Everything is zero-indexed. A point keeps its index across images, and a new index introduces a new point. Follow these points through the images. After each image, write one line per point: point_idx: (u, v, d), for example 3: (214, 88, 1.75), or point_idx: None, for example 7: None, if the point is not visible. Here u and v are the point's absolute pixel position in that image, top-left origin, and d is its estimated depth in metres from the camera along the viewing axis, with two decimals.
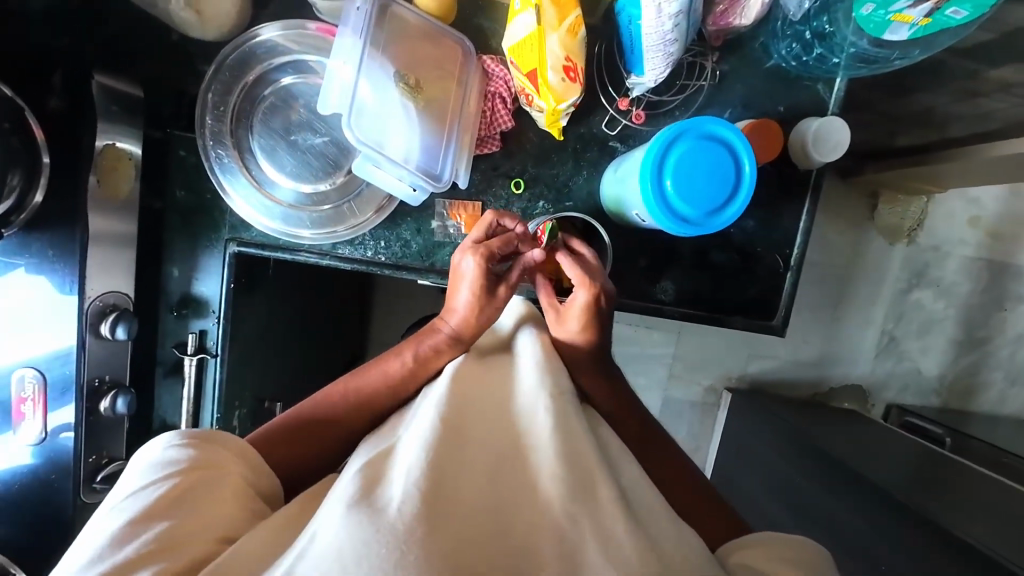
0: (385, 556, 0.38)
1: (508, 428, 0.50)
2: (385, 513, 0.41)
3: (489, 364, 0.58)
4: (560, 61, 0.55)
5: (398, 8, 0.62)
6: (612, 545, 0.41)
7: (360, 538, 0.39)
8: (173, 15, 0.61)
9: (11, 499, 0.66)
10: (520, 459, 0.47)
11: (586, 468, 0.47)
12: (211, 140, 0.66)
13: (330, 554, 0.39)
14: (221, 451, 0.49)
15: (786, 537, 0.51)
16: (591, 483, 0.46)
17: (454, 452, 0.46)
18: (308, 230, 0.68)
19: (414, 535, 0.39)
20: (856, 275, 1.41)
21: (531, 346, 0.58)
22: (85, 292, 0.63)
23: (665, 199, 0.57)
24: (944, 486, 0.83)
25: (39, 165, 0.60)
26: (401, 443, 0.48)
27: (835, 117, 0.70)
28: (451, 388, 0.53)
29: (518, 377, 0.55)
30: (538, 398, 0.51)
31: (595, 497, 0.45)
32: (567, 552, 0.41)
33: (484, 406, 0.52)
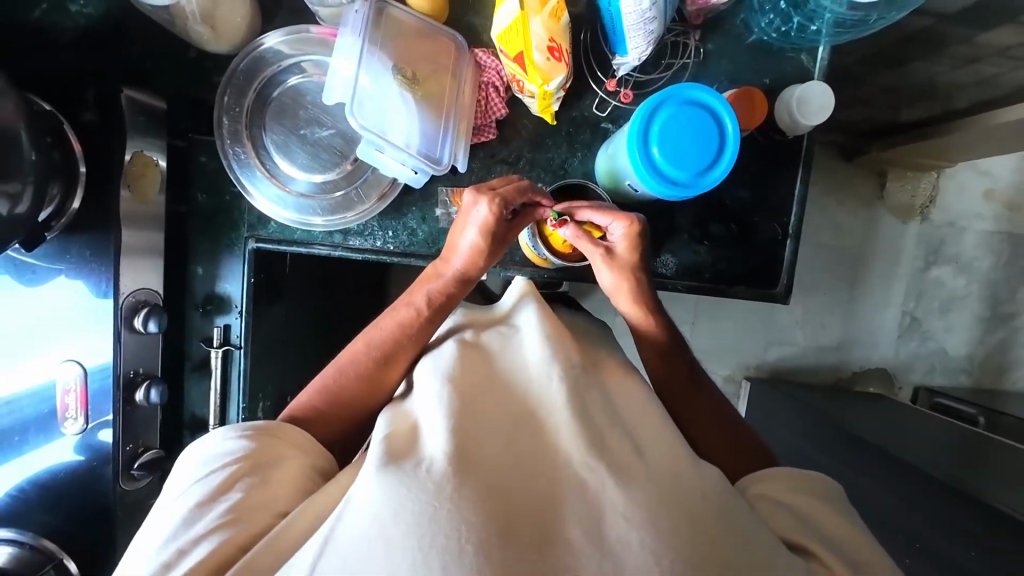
0: (418, 510, 0.41)
1: (520, 389, 0.52)
2: (413, 474, 0.43)
3: (496, 336, 0.60)
4: (545, 42, 0.59)
5: (392, 10, 0.67)
6: (630, 484, 0.44)
7: (393, 498, 0.42)
8: (190, 32, 0.67)
9: (56, 490, 0.70)
10: (536, 421, 0.49)
11: (601, 427, 0.49)
12: (228, 139, 0.71)
13: (367, 511, 0.42)
14: (274, 442, 0.53)
15: (803, 470, 0.55)
16: (607, 439, 0.48)
17: (473, 419, 0.48)
18: (320, 217, 0.72)
19: (446, 492, 0.42)
20: (870, 255, 1.40)
21: (533, 316, 0.60)
22: (119, 291, 0.68)
23: (654, 166, 0.60)
24: (983, 468, 0.82)
25: (77, 174, 0.66)
26: (421, 415, 0.51)
27: (816, 83, 0.71)
28: (461, 357, 0.55)
29: (523, 346, 0.57)
30: (548, 368, 0.53)
31: (611, 449, 0.47)
32: (589, 499, 0.44)
33: (496, 376, 0.54)
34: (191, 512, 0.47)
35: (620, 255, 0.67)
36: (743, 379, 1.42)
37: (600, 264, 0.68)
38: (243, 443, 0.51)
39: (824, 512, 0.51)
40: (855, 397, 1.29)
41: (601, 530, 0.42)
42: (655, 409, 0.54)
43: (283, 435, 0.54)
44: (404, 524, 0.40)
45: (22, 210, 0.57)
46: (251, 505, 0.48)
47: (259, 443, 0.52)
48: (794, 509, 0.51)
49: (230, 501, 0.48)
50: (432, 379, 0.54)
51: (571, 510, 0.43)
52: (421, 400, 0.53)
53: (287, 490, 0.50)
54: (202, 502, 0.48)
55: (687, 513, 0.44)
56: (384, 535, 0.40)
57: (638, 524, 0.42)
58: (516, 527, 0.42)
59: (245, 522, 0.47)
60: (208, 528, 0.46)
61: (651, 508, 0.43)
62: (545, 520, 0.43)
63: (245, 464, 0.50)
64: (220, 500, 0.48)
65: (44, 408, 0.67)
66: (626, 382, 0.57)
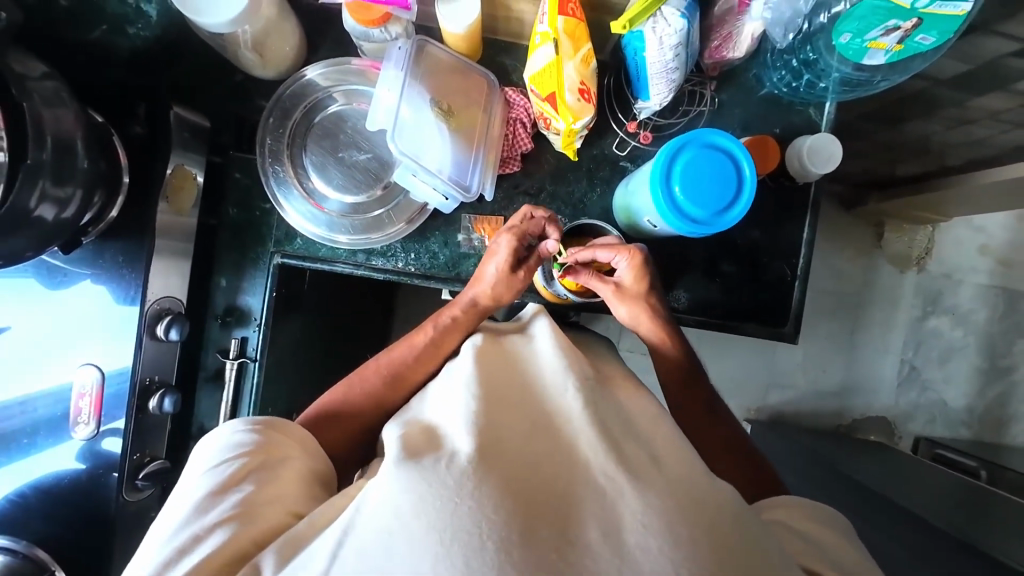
0: (439, 506, 0.41)
1: (537, 399, 0.53)
2: (435, 470, 0.43)
3: (512, 343, 0.61)
4: (576, 84, 0.63)
5: (432, 48, 0.72)
6: (648, 493, 0.44)
7: (413, 493, 0.42)
8: (241, 58, 0.71)
9: (57, 496, 0.68)
10: (553, 428, 0.50)
11: (617, 437, 0.49)
12: (269, 158, 0.75)
13: (386, 506, 0.42)
14: (283, 439, 0.53)
15: (812, 501, 0.55)
16: (624, 448, 0.48)
17: (492, 421, 0.49)
18: (347, 235, 0.75)
19: (465, 489, 0.42)
20: (869, 302, 1.43)
21: (546, 329, 0.61)
22: (146, 297, 0.69)
23: (676, 205, 0.63)
24: (989, 522, 0.82)
25: (120, 183, 0.68)
26: (437, 420, 0.51)
27: (825, 134, 0.76)
28: (480, 363, 0.56)
29: (537, 357, 0.58)
30: (565, 378, 0.54)
31: (628, 458, 0.47)
32: (607, 504, 0.43)
33: (513, 384, 0.54)
34: (200, 502, 0.47)
35: (629, 287, 0.68)
36: (744, 421, 1.42)
37: (612, 297, 0.69)
38: (253, 437, 0.52)
39: (840, 545, 0.51)
40: (858, 445, 1.29)
41: (621, 535, 0.41)
42: (667, 422, 0.55)
43: (292, 432, 0.55)
44: (426, 518, 0.40)
45: (67, 214, 0.60)
46: (262, 498, 0.48)
47: (268, 439, 0.52)
48: (811, 537, 0.51)
49: (242, 493, 0.47)
50: (451, 387, 0.55)
51: (589, 513, 0.42)
52: (439, 407, 0.54)
53: (294, 486, 0.50)
54: (212, 493, 0.47)
55: (707, 522, 0.43)
56: (404, 529, 0.40)
57: (657, 531, 0.41)
58: (535, 525, 0.41)
59: (254, 516, 0.46)
60: (219, 517, 0.46)
61: (671, 515, 0.42)
62: (562, 519, 0.42)
63: (253, 458, 0.50)
64: (229, 492, 0.47)
65: (58, 410, 0.67)
66: (636, 395, 0.59)
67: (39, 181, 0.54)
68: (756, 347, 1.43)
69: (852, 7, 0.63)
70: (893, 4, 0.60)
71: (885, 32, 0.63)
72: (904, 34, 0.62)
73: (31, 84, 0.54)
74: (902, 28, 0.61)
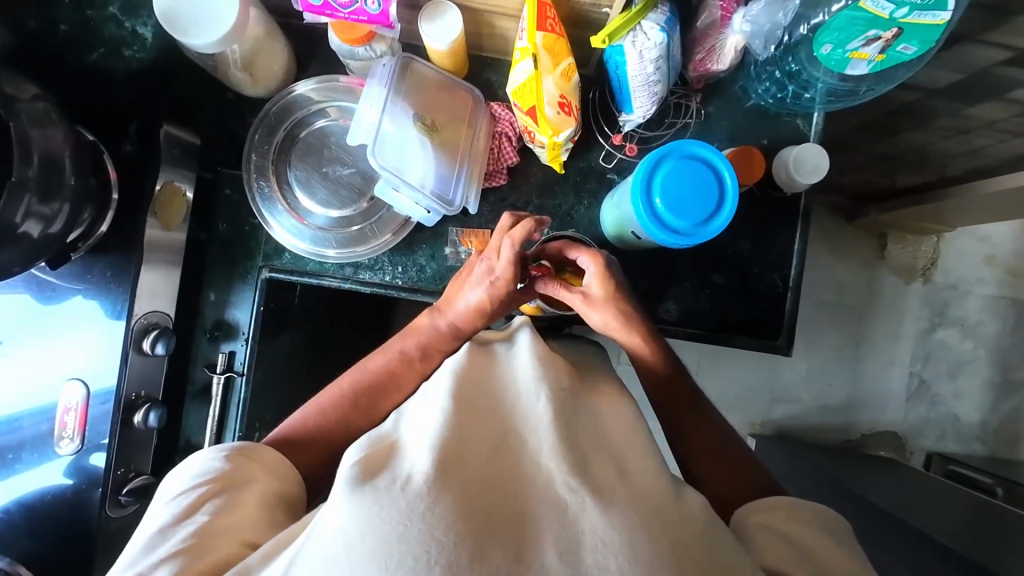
0: (388, 530, 0.40)
1: (507, 412, 0.52)
2: (388, 491, 0.43)
3: (489, 356, 0.60)
4: (556, 97, 0.64)
5: (416, 65, 0.72)
6: (612, 509, 0.43)
7: (363, 516, 0.41)
8: (230, 77, 0.73)
9: (40, 513, 0.68)
10: (520, 440, 0.49)
11: (584, 451, 0.48)
12: (255, 174, 0.76)
13: (336, 529, 0.41)
14: (250, 466, 0.54)
15: (798, 502, 0.55)
16: (591, 463, 0.47)
17: (459, 435, 0.48)
18: (334, 249, 0.76)
19: (417, 511, 0.41)
20: (873, 314, 1.40)
21: (528, 346, 0.60)
22: (132, 312, 0.70)
23: (656, 216, 0.63)
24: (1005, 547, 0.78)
25: (109, 200, 0.69)
26: (402, 437, 0.50)
27: (812, 144, 0.75)
28: (453, 378, 0.55)
29: (513, 370, 0.57)
30: (537, 390, 0.53)
31: (595, 472, 0.46)
32: (567, 521, 0.42)
33: (485, 395, 0.54)
34: (159, 530, 0.48)
35: (597, 294, 0.67)
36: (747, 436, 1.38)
37: (584, 308, 0.68)
38: (219, 462, 0.52)
39: (827, 548, 0.50)
40: (865, 461, 1.25)
41: (579, 553, 0.40)
42: (641, 435, 0.54)
43: (260, 458, 0.55)
44: (373, 544, 0.39)
45: (55, 230, 0.61)
46: (216, 532, 0.47)
47: (233, 466, 0.52)
48: (798, 544, 0.50)
49: (196, 523, 0.48)
50: (422, 401, 0.54)
51: (546, 528, 0.42)
52: (409, 418, 0.53)
53: (252, 516, 0.50)
54: (168, 524, 0.48)
55: (668, 536, 0.42)
56: (350, 554, 0.39)
57: (618, 548, 0.40)
58: (487, 546, 0.40)
59: (204, 547, 0.46)
60: (171, 550, 0.46)
61: (633, 531, 0.42)
62: (518, 538, 0.41)
63: (214, 486, 0.50)
64: (187, 521, 0.48)
65: (43, 425, 0.68)
66: (613, 405, 0.57)
67: (25, 197, 0.55)
68: (757, 360, 1.40)
69: (832, 17, 0.63)
70: (872, 15, 0.60)
71: (866, 42, 0.63)
72: (884, 44, 0.62)
73: (21, 105, 0.55)
74: (883, 37, 0.61)
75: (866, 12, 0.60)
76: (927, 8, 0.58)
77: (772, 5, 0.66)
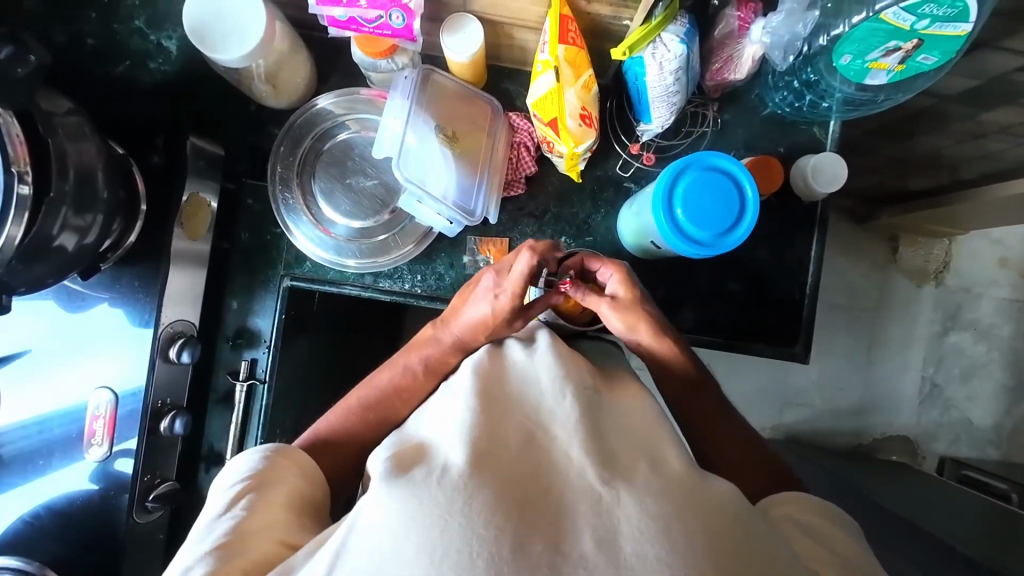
0: (430, 523, 0.41)
1: (533, 411, 0.52)
2: (426, 485, 0.43)
3: (510, 357, 0.60)
4: (577, 110, 0.65)
5: (437, 77, 0.73)
6: (646, 499, 0.43)
7: (405, 511, 0.42)
8: (254, 89, 0.74)
9: (69, 519, 0.69)
10: (548, 435, 0.49)
11: (611, 446, 0.49)
12: (279, 185, 0.77)
13: (379, 524, 0.42)
14: (287, 464, 0.55)
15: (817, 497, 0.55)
16: (618, 457, 0.48)
17: (488, 432, 0.48)
18: (354, 259, 0.77)
19: (456, 505, 0.42)
20: (885, 317, 1.40)
21: (548, 347, 0.60)
22: (159, 321, 0.71)
23: (677, 226, 0.63)
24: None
25: (137, 210, 0.70)
26: (431, 436, 0.51)
27: (829, 153, 0.76)
28: (475, 378, 0.56)
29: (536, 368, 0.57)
30: (562, 389, 0.53)
31: (624, 466, 0.47)
32: (603, 512, 0.43)
33: (511, 394, 0.54)
34: (205, 524, 0.49)
35: (623, 298, 0.66)
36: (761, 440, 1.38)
37: (608, 311, 0.66)
38: (258, 461, 0.54)
39: (844, 540, 0.50)
40: (879, 466, 1.24)
41: (616, 542, 0.41)
42: (666, 430, 0.54)
43: (297, 458, 0.57)
44: (417, 538, 0.40)
45: (88, 241, 0.62)
46: (251, 527, 0.48)
47: (270, 464, 0.54)
48: (814, 531, 0.51)
49: (235, 520, 0.48)
50: (448, 401, 0.55)
51: (582, 521, 0.42)
52: (436, 420, 0.54)
53: (284, 514, 0.50)
54: (211, 519, 0.49)
55: (702, 524, 0.43)
56: (395, 549, 0.40)
57: (654, 537, 0.41)
58: (527, 538, 0.40)
59: (245, 546, 0.46)
60: (210, 546, 0.46)
61: (667, 520, 0.42)
62: (556, 529, 0.42)
63: (256, 481, 0.52)
64: (228, 516, 0.49)
65: (72, 432, 0.69)
66: (635, 398, 0.58)
67: (63, 210, 0.56)
68: (769, 364, 1.40)
69: (852, 29, 0.63)
70: (893, 27, 0.60)
71: (886, 53, 0.63)
72: (904, 54, 0.62)
73: (57, 120, 0.57)
74: (903, 48, 0.62)
75: (887, 24, 0.60)
76: (949, 20, 0.59)
77: (792, 15, 0.66)
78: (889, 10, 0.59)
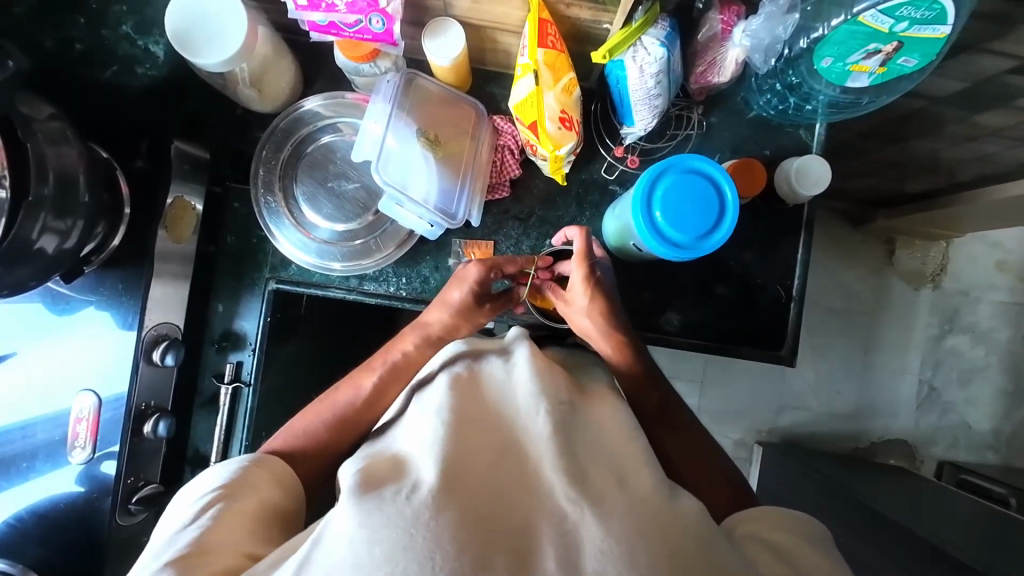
0: (394, 536, 0.41)
1: (507, 426, 0.52)
2: (393, 499, 0.43)
3: (488, 371, 0.59)
4: (557, 113, 0.65)
5: (421, 80, 0.73)
6: (611, 518, 0.43)
7: (369, 525, 0.42)
8: (239, 94, 0.74)
9: (52, 521, 0.70)
10: (520, 451, 0.49)
11: (583, 463, 0.49)
12: (263, 189, 0.77)
13: (344, 538, 0.42)
14: (260, 473, 0.56)
15: (783, 508, 0.55)
16: (588, 474, 0.48)
17: (459, 448, 0.48)
18: (339, 263, 0.77)
19: (422, 518, 0.41)
20: (881, 320, 1.39)
21: (525, 359, 0.60)
22: (142, 324, 0.71)
23: (656, 229, 0.63)
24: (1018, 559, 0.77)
25: (121, 215, 0.71)
26: (403, 451, 0.51)
27: (814, 156, 0.75)
28: (452, 393, 0.55)
29: (512, 383, 0.57)
30: (537, 405, 0.53)
31: (592, 484, 0.46)
32: (567, 530, 0.43)
33: (486, 409, 0.54)
34: (172, 534, 0.49)
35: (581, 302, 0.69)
36: (756, 444, 1.37)
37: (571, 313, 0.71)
38: (232, 471, 0.54)
39: (810, 555, 0.50)
40: (876, 470, 1.23)
41: (579, 561, 0.41)
42: (640, 447, 0.53)
43: (271, 466, 0.57)
44: (379, 552, 0.40)
45: (69, 245, 0.62)
46: (211, 539, 0.48)
47: (243, 473, 0.55)
48: (778, 548, 0.50)
49: (200, 529, 0.49)
50: (423, 415, 0.55)
51: (547, 539, 0.42)
52: (410, 436, 0.53)
53: (244, 525, 0.50)
54: (178, 529, 0.49)
55: (666, 546, 0.42)
56: (358, 562, 0.40)
57: (616, 557, 0.41)
58: (490, 555, 0.40)
59: (205, 557, 0.46)
60: (170, 558, 0.46)
61: (631, 540, 0.42)
62: (519, 546, 0.42)
63: (227, 489, 0.52)
64: (196, 524, 0.49)
65: (56, 434, 0.69)
66: (611, 411, 0.58)
67: (41, 214, 0.57)
68: (764, 366, 1.39)
69: (831, 31, 0.63)
70: (872, 29, 0.60)
71: (866, 55, 0.63)
72: (885, 57, 0.62)
73: (37, 126, 0.57)
74: (883, 51, 0.62)
75: (866, 26, 0.60)
76: (927, 23, 0.59)
77: (772, 19, 0.66)
78: (866, 13, 0.59)
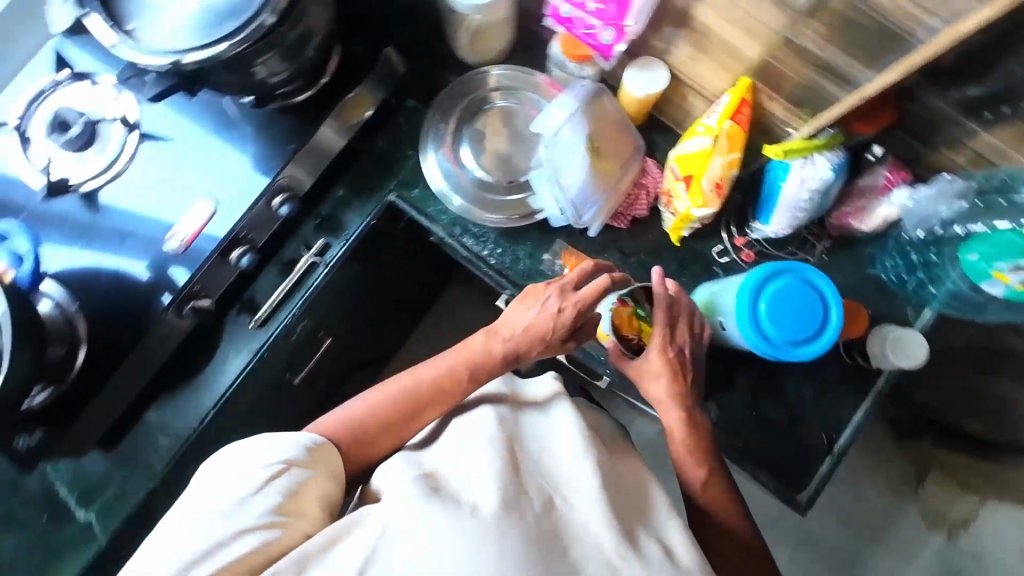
0: (465, 553, 0.47)
1: (548, 468, 0.59)
2: (461, 518, 0.49)
3: (530, 422, 0.67)
4: (716, 178, 0.72)
5: (607, 97, 0.81)
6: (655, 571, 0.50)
7: (442, 538, 0.48)
8: (456, 40, 0.85)
9: (123, 285, 0.78)
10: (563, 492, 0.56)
11: (624, 516, 0.55)
12: (436, 112, 0.86)
13: (418, 549, 0.48)
14: (325, 456, 0.61)
15: None
16: (629, 524, 0.54)
17: (512, 484, 0.55)
18: (459, 200, 0.84)
19: (491, 538, 0.48)
20: (883, 545, 1.29)
21: (567, 422, 0.66)
22: (281, 169, 0.79)
23: (755, 317, 0.66)
24: None
25: (317, 80, 0.79)
26: (458, 479, 0.57)
27: (917, 334, 0.77)
28: (502, 435, 0.63)
29: (552, 432, 0.65)
30: (582, 452, 0.61)
31: (636, 534, 0.53)
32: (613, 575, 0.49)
33: (527, 451, 0.61)
34: (243, 496, 0.55)
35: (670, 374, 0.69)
36: None
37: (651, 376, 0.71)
38: (297, 451, 0.59)
39: None
40: None
41: None
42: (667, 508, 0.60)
43: (327, 450, 0.62)
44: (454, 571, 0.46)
45: (273, 80, 0.72)
46: (283, 540, 0.53)
47: (309, 456, 0.60)
48: None
49: (275, 501, 0.54)
50: (474, 451, 0.61)
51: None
52: (458, 469, 0.59)
53: (314, 511, 0.57)
54: (248, 494, 0.55)
55: None
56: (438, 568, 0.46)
57: None
58: None
59: (298, 514, 0.55)
60: (253, 523, 0.53)
61: None
62: None
63: (298, 466, 0.58)
64: (269, 494, 0.55)
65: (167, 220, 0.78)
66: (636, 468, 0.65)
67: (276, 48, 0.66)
68: None
69: (996, 232, 0.67)
70: None
71: (1015, 267, 0.64)
72: None
73: None
74: None
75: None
76: None
77: (940, 196, 0.71)
78: None
